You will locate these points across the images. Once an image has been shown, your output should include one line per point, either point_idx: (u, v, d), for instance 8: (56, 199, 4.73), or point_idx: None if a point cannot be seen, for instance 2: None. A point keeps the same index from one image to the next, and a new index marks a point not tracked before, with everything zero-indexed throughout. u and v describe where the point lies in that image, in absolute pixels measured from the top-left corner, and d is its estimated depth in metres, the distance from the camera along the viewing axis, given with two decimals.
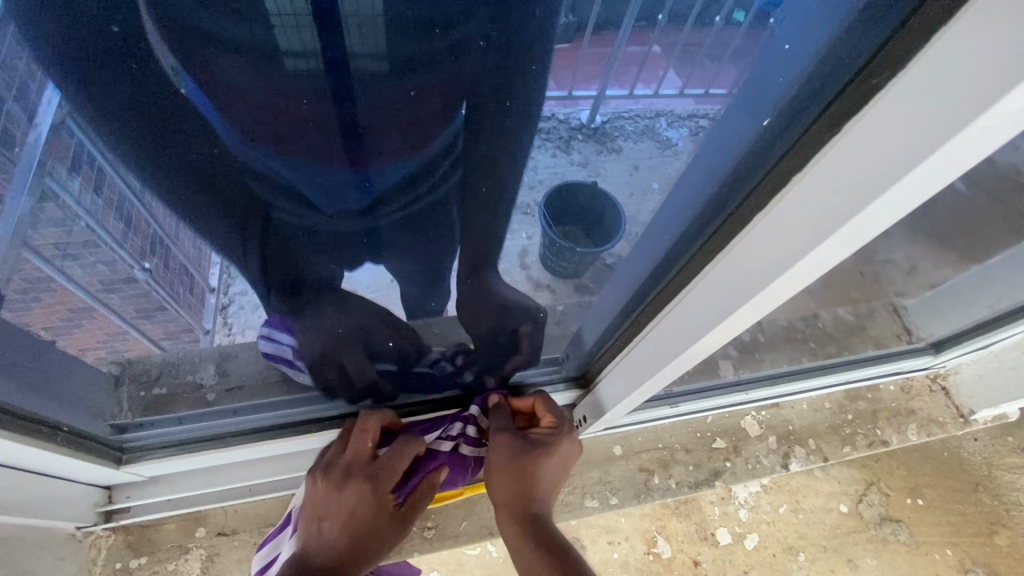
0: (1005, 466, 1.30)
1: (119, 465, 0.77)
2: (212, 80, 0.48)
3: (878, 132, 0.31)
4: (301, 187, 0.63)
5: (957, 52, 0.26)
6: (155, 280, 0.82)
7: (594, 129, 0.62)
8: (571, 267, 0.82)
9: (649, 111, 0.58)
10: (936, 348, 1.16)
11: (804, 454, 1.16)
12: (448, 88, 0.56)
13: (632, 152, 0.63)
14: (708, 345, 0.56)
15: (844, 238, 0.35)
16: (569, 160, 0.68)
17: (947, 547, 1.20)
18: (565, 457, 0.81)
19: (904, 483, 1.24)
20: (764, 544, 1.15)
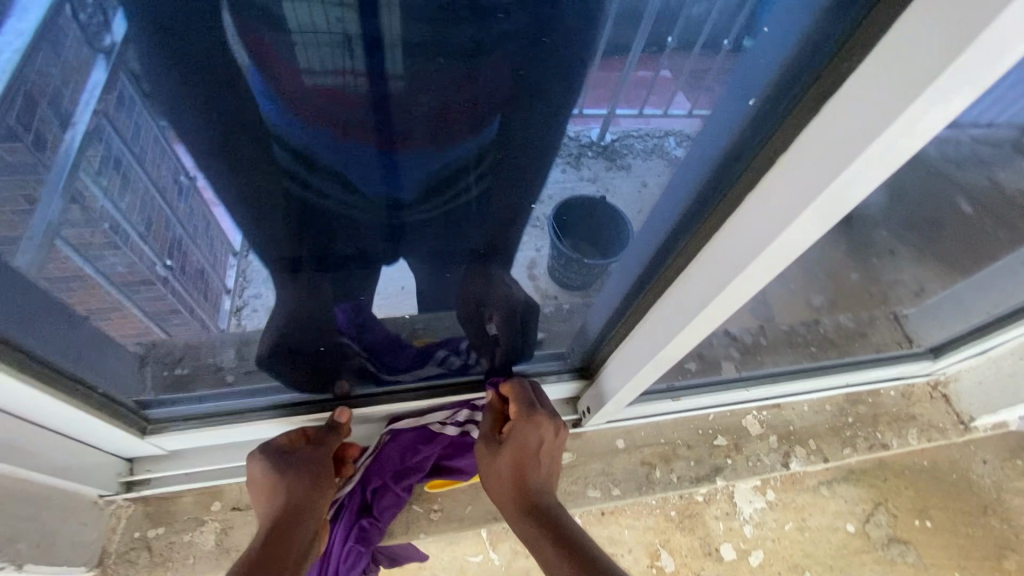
0: (1014, 489, 1.28)
1: (144, 435, 0.82)
2: (268, 60, 0.49)
3: (852, 108, 0.38)
4: (353, 179, 0.65)
5: (895, 50, 0.34)
6: (176, 278, 0.76)
7: (604, 147, 0.63)
8: (580, 279, 0.82)
9: (657, 130, 0.58)
10: (935, 352, 1.14)
11: (805, 454, 1.18)
12: (487, 89, 0.55)
13: (641, 169, 0.64)
14: (702, 325, 0.63)
15: (823, 205, 0.42)
16: (580, 176, 0.67)
17: (956, 570, 1.18)
18: (539, 443, 0.83)
19: (912, 504, 1.23)
20: (768, 561, 1.14)
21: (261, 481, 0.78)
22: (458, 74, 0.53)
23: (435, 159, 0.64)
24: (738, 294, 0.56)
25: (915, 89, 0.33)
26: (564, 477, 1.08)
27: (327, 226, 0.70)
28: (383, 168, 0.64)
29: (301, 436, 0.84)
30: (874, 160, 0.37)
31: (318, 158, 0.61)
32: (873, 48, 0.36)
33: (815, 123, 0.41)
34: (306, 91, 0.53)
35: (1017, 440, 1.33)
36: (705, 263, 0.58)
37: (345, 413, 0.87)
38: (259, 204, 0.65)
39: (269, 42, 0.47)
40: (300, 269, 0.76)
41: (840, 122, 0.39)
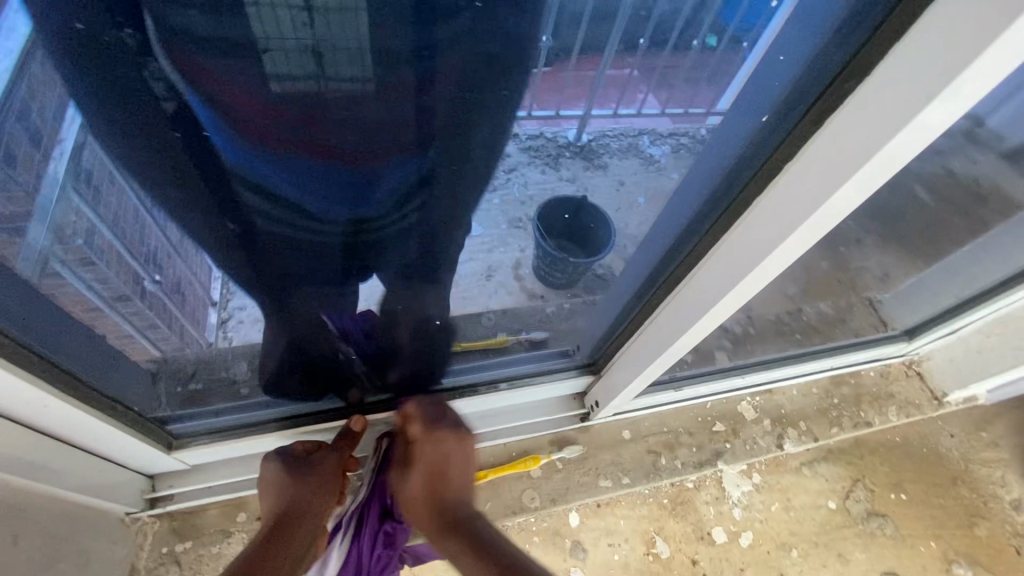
0: (980, 460, 1.36)
1: (170, 450, 0.80)
2: (189, 70, 0.47)
3: (843, 136, 0.43)
4: (308, 204, 0.61)
5: (916, 51, 0.36)
6: (167, 297, 0.85)
7: (580, 146, 1.01)
8: (562, 277, 1.13)
9: (629, 130, 0.96)
10: (909, 335, 1.24)
11: (797, 435, 1.26)
12: (438, 91, 0.54)
13: (616, 167, 1.02)
14: (720, 314, 0.65)
15: (821, 216, 0.47)
16: (557, 176, 1.05)
17: (931, 539, 1.25)
18: (444, 455, 0.81)
19: (887, 479, 1.30)
20: (758, 541, 1.18)
21: (272, 479, 0.79)
22: (395, 81, 0.53)
23: (385, 175, 0.61)
24: (741, 295, 0.61)
25: (902, 119, 0.38)
26: (576, 468, 1.14)
27: (278, 245, 0.65)
28: (325, 185, 0.60)
29: (312, 444, 0.85)
30: (866, 175, 0.43)
31: (271, 185, 0.58)
32: (890, 52, 0.38)
33: (811, 149, 0.46)
34: (236, 102, 0.50)
35: (980, 414, 1.42)
36: (709, 269, 0.62)
37: (361, 420, 0.86)
38: (226, 232, 0.62)
39: (200, 58, 0.46)
40: (273, 290, 0.71)
41: (834, 146, 0.44)
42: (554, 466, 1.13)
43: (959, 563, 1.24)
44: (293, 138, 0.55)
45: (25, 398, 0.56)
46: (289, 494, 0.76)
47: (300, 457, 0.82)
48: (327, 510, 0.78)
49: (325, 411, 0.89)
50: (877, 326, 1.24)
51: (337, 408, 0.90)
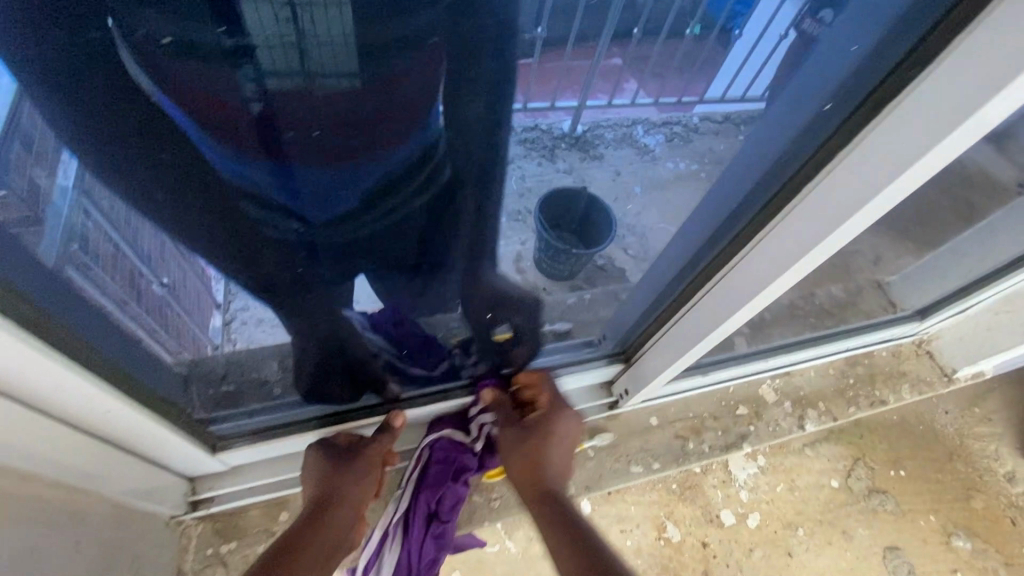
0: (974, 435, 1.41)
1: (213, 453, 0.79)
2: (176, 88, 0.47)
3: (899, 131, 0.42)
4: (292, 203, 0.64)
5: (976, 51, 0.36)
6: (179, 299, 0.78)
7: (572, 137, 1.14)
8: (565, 268, 1.19)
9: (620, 120, 1.16)
10: (921, 315, 1.25)
11: (817, 415, 1.22)
12: (417, 82, 0.57)
13: (611, 157, 1.21)
14: (758, 306, 0.65)
15: (871, 209, 0.47)
16: (553, 167, 1.15)
17: (931, 513, 1.28)
18: (566, 435, 0.86)
19: (886, 456, 1.33)
20: (765, 522, 1.20)
21: (314, 466, 0.78)
22: (374, 78, 0.54)
23: (374, 171, 0.64)
24: (781, 287, 0.61)
25: (963, 113, 0.38)
26: (608, 456, 1.12)
27: (284, 250, 0.69)
28: (318, 188, 0.63)
29: (354, 436, 0.83)
30: (920, 170, 0.43)
31: (256, 187, 0.60)
32: (949, 48, 0.38)
33: (860, 146, 0.46)
34: (223, 117, 0.51)
35: (974, 390, 1.46)
36: (749, 262, 0.62)
37: (401, 417, 0.85)
38: (224, 239, 0.62)
39: (173, 68, 0.46)
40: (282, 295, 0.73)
41: (887, 142, 0.44)
42: (587, 454, 1.12)
43: (958, 535, 1.27)
44: (291, 143, 0.57)
45: (80, 395, 0.54)
46: (324, 487, 0.75)
47: (341, 447, 0.80)
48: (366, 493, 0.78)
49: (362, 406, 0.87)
50: (886, 308, 1.25)
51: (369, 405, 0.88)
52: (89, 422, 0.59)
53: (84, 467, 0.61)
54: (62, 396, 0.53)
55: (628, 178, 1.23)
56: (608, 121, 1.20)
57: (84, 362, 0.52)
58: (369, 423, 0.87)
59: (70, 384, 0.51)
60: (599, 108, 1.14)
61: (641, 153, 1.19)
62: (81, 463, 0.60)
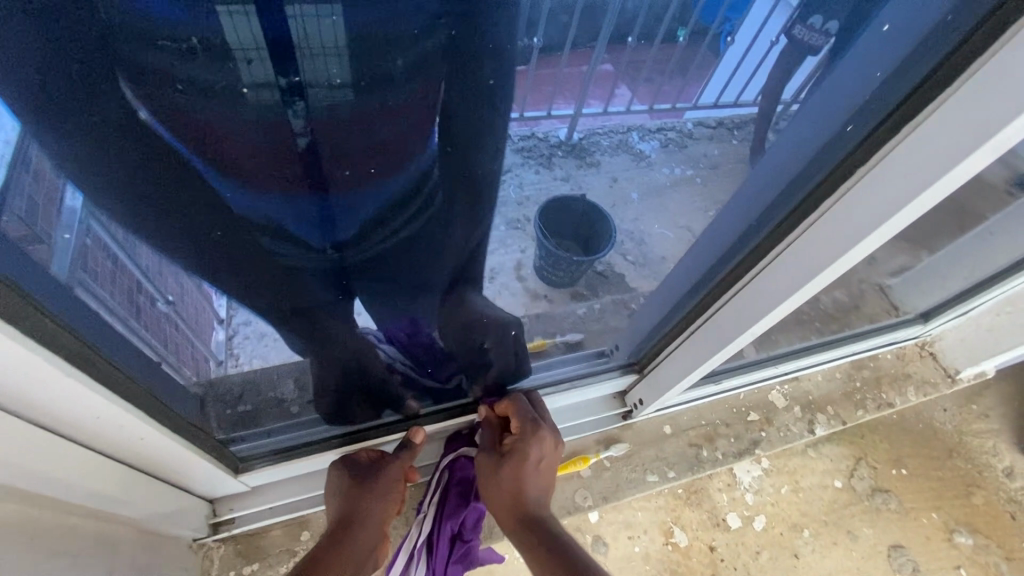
0: (972, 432, 1.42)
1: (236, 474, 0.78)
2: (187, 123, 0.49)
3: (920, 150, 0.43)
4: (295, 232, 0.64)
5: (999, 76, 0.36)
6: (179, 313, 0.74)
7: (572, 144, 1.13)
8: (565, 276, 1.20)
9: (620, 129, 1.13)
10: (924, 318, 1.29)
11: (827, 419, 1.23)
12: (418, 103, 0.58)
13: (610, 164, 1.16)
14: (775, 318, 0.66)
15: (895, 223, 0.47)
16: (552, 174, 1.12)
17: (933, 510, 1.29)
18: (540, 458, 0.82)
19: (888, 455, 1.34)
20: (771, 524, 1.21)
21: (337, 487, 0.78)
22: (377, 101, 0.55)
23: (387, 188, 0.65)
24: (801, 298, 0.61)
25: (984, 136, 0.38)
26: (623, 465, 1.11)
27: (313, 276, 0.69)
28: (347, 212, 0.65)
29: (375, 453, 0.82)
30: (942, 187, 0.43)
31: (263, 219, 0.60)
32: (970, 72, 0.39)
33: (881, 163, 0.46)
34: (248, 154, 0.54)
35: (971, 387, 1.49)
36: (767, 274, 0.62)
37: (421, 434, 0.84)
38: (242, 265, 0.61)
39: (182, 103, 0.47)
40: (296, 317, 0.71)
41: (908, 159, 0.44)
42: (603, 464, 1.11)
43: (960, 532, 1.28)
44: (325, 172, 0.60)
45: (100, 416, 0.52)
46: (346, 503, 0.75)
47: (366, 465, 0.80)
48: (387, 511, 0.77)
49: (382, 421, 0.87)
50: (889, 311, 1.26)
51: (387, 421, 0.87)
52: (113, 448, 0.58)
53: (108, 494, 0.61)
54: (84, 419, 0.52)
55: (625, 185, 1.18)
56: (605, 128, 1.15)
57: (109, 384, 0.51)
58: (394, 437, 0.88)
59: (96, 407, 0.51)
60: (595, 116, 1.11)
61: (636, 160, 1.15)
62: (105, 490, 0.60)
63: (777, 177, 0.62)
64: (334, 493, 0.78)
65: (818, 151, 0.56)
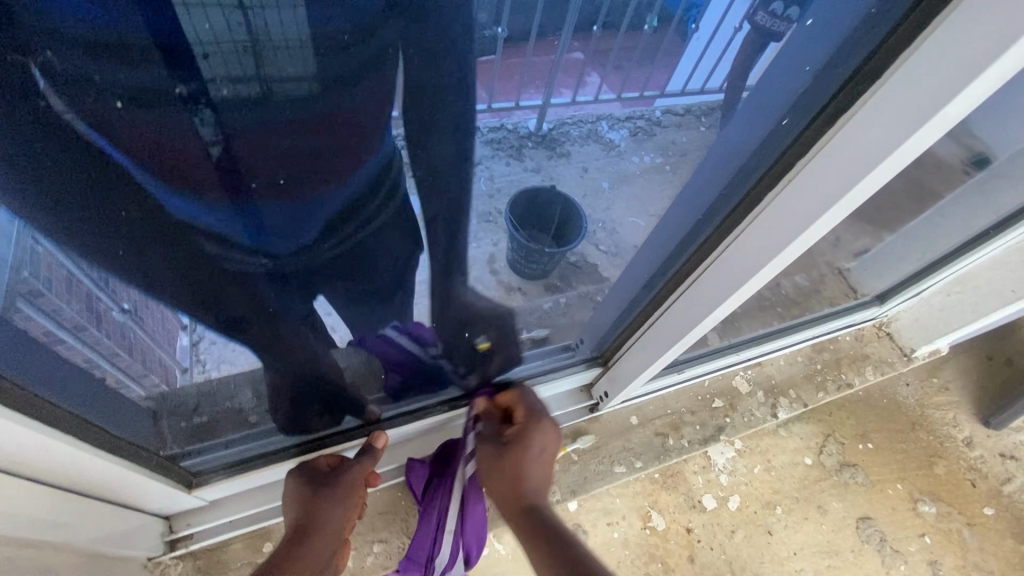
0: (933, 404, 1.48)
1: (189, 489, 0.77)
2: (115, 133, 0.45)
3: (863, 133, 0.44)
4: (234, 237, 0.61)
5: (931, 59, 0.37)
6: (141, 321, 0.71)
7: (541, 135, 1.16)
8: (540, 269, 1.21)
9: (590, 116, 1.17)
10: (879, 299, 1.30)
11: (789, 402, 1.26)
12: (374, 103, 0.57)
13: (580, 154, 1.22)
14: (728, 308, 0.67)
15: (843, 205, 0.48)
16: (523, 164, 1.17)
17: (898, 481, 1.34)
18: (543, 449, 0.83)
19: (854, 431, 1.38)
20: (745, 503, 1.24)
21: (291, 495, 0.77)
22: (334, 103, 0.54)
23: (340, 193, 0.64)
24: (757, 284, 0.62)
25: (923, 117, 0.39)
26: (592, 457, 1.12)
27: (256, 283, 0.67)
28: (289, 224, 0.63)
29: (335, 458, 0.82)
30: (887, 168, 0.44)
31: (208, 230, 0.58)
32: (901, 63, 0.40)
33: (829, 145, 0.47)
34: (191, 162, 0.51)
35: (931, 361, 1.54)
36: (721, 264, 0.63)
37: (383, 437, 0.84)
38: (184, 278, 0.59)
39: (119, 116, 0.44)
40: (249, 326, 0.70)
41: (854, 141, 0.45)
42: (571, 458, 1.12)
43: (925, 500, 1.33)
44: (251, 178, 0.57)
45: (22, 443, 0.50)
46: (303, 509, 0.74)
47: (321, 472, 0.79)
48: (344, 510, 0.76)
49: (344, 429, 0.87)
50: (848, 294, 1.29)
51: (344, 428, 0.87)
52: (47, 473, 0.56)
53: (48, 514, 0.59)
54: (4, 446, 0.49)
55: (595, 175, 1.23)
56: (573, 118, 1.19)
57: (27, 408, 0.48)
58: (354, 444, 0.88)
59: (13, 432, 0.48)
60: (563, 106, 1.13)
61: (605, 149, 1.18)
62: (42, 511, 0.58)
63: (722, 170, 0.63)
64: (289, 503, 0.77)
65: (759, 145, 0.57)
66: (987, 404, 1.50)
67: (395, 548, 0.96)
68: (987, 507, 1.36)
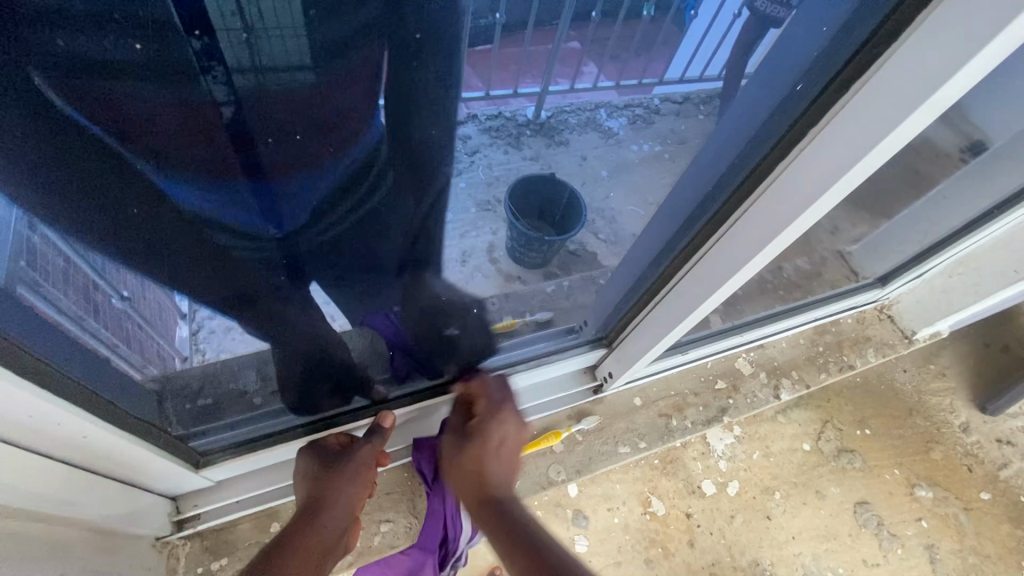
0: (930, 390, 1.49)
1: (196, 469, 0.76)
2: (106, 112, 0.44)
3: (867, 109, 0.43)
4: (237, 222, 0.61)
5: (938, 29, 0.37)
6: (140, 311, 0.72)
7: (540, 125, 1.19)
8: (539, 256, 1.19)
9: (588, 106, 1.17)
10: (883, 281, 1.29)
11: (791, 384, 1.26)
12: (363, 78, 0.57)
13: (580, 140, 1.22)
14: (732, 287, 0.67)
15: (848, 179, 0.48)
16: (525, 150, 1.18)
17: (895, 467, 1.35)
18: (502, 439, 0.80)
19: (852, 416, 1.39)
20: (744, 488, 1.25)
21: (303, 472, 0.77)
22: (324, 79, 0.54)
23: (333, 168, 0.64)
24: (757, 265, 0.62)
25: (931, 87, 0.39)
26: (596, 439, 1.12)
27: (259, 266, 0.67)
28: (289, 200, 0.63)
29: (345, 438, 0.82)
30: (888, 144, 0.44)
31: (208, 213, 0.58)
32: (909, 32, 0.39)
33: (831, 123, 0.47)
34: (189, 142, 0.50)
35: (929, 347, 1.55)
36: (729, 241, 0.63)
37: (390, 417, 0.84)
38: (186, 263, 0.59)
39: (113, 94, 0.43)
40: (249, 306, 0.70)
41: (860, 114, 0.44)
42: (576, 439, 1.11)
43: (921, 485, 1.35)
44: (257, 154, 0.57)
45: (37, 416, 0.50)
46: (313, 488, 0.74)
47: (332, 450, 0.79)
48: (353, 491, 0.75)
49: (350, 410, 0.87)
50: (849, 277, 1.29)
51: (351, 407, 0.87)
52: (60, 448, 0.56)
53: (59, 493, 0.59)
54: (17, 418, 0.49)
55: (593, 163, 1.22)
56: (572, 107, 1.19)
57: (38, 378, 0.48)
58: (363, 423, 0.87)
59: (24, 401, 0.48)
60: (562, 94, 1.14)
61: (604, 137, 1.20)
62: (47, 490, 0.57)
63: (732, 141, 0.62)
64: (300, 480, 0.77)
65: (771, 115, 0.56)
66: (984, 389, 1.51)
67: (402, 528, 0.96)
68: (984, 492, 1.38)
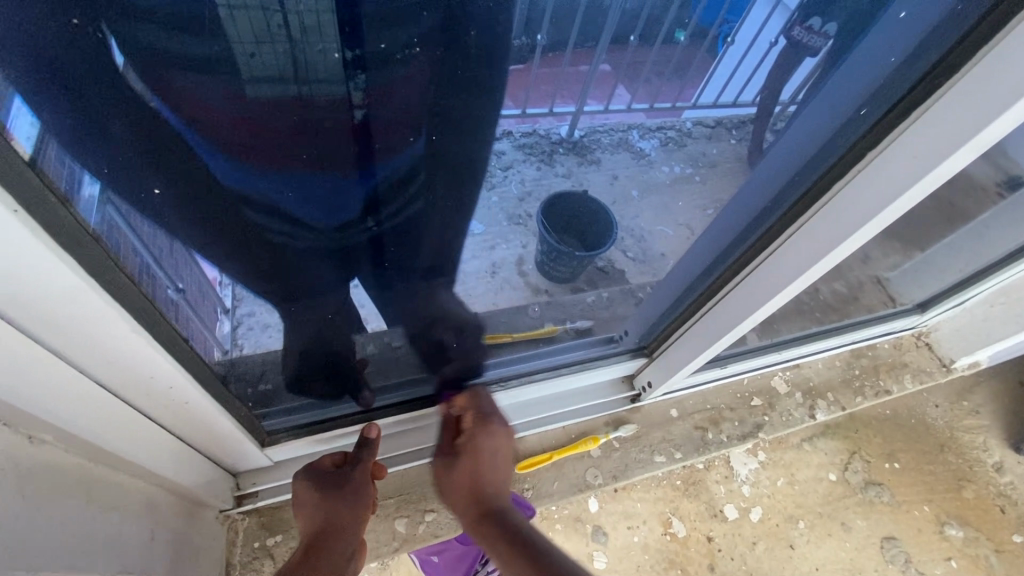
0: (963, 427, 1.46)
1: (261, 446, 0.80)
2: (183, 101, 0.49)
3: (921, 137, 0.45)
4: (298, 213, 0.64)
5: (1002, 61, 0.39)
6: (195, 307, 0.71)
7: (574, 142, 1.24)
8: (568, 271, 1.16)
9: (616, 125, 1.24)
10: (921, 307, 1.28)
11: (827, 405, 1.25)
12: (416, 83, 0.59)
13: (611, 161, 1.23)
14: (769, 308, 0.69)
15: (892, 210, 0.50)
16: (553, 171, 1.21)
17: (924, 504, 1.32)
18: (494, 450, 0.78)
19: (880, 450, 1.37)
20: (767, 515, 1.23)
21: (301, 499, 0.76)
22: (375, 81, 0.58)
23: (393, 162, 0.65)
24: (795, 289, 0.64)
25: (988, 118, 0.40)
26: (632, 446, 1.11)
27: (316, 257, 0.71)
28: (342, 194, 0.65)
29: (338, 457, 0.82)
30: (936, 174, 0.45)
31: (271, 200, 0.61)
32: (976, 62, 0.41)
33: (884, 152, 0.49)
34: (250, 133, 0.54)
35: (962, 384, 1.52)
36: (780, 256, 0.63)
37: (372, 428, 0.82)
38: (242, 249, 0.63)
39: (178, 81, 0.48)
40: (299, 301, 0.75)
41: (916, 141, 0.46)
42: (612, 445, 1.11)
43: (950, 525, 1.31)
44: (319, 149, 0.60)
45: (156, 377, 0.53)
46: (316, 511, 0.73)
47: (323, 475, 0.77)
48: (363, 501, 0.76)
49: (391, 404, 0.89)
50: (886, 303, 1.27)
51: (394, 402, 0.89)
52: (167, 415, 0.60)
53: (149, 465, 0.62)
54: (140, 375, 0.52)
55: (625, 182, 1.23)
56: (605, 125, 1.26)
57: (164, 340, 0.51)
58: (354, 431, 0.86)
59: (158, 368, 0.52)
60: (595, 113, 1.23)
61: (636, 157, 1.24)
62: (145, 458, 0.60)
63: (798, 153, 0.63)
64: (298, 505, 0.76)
65: (839, 129, 0.57)
66: (1018, 431, 1.47)
67: (445, 518, 0.95)
68: (1015, 535, 1.33)
